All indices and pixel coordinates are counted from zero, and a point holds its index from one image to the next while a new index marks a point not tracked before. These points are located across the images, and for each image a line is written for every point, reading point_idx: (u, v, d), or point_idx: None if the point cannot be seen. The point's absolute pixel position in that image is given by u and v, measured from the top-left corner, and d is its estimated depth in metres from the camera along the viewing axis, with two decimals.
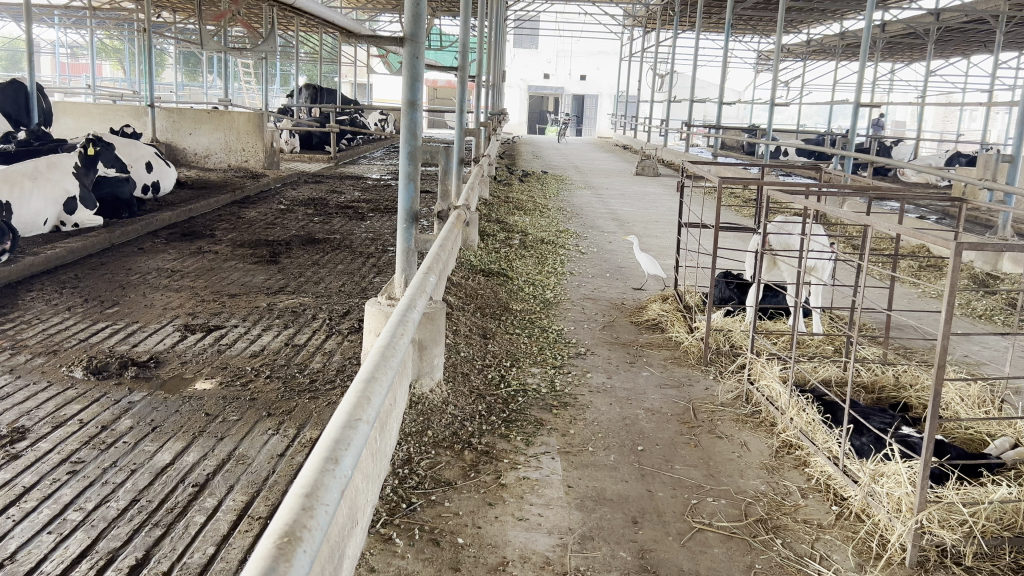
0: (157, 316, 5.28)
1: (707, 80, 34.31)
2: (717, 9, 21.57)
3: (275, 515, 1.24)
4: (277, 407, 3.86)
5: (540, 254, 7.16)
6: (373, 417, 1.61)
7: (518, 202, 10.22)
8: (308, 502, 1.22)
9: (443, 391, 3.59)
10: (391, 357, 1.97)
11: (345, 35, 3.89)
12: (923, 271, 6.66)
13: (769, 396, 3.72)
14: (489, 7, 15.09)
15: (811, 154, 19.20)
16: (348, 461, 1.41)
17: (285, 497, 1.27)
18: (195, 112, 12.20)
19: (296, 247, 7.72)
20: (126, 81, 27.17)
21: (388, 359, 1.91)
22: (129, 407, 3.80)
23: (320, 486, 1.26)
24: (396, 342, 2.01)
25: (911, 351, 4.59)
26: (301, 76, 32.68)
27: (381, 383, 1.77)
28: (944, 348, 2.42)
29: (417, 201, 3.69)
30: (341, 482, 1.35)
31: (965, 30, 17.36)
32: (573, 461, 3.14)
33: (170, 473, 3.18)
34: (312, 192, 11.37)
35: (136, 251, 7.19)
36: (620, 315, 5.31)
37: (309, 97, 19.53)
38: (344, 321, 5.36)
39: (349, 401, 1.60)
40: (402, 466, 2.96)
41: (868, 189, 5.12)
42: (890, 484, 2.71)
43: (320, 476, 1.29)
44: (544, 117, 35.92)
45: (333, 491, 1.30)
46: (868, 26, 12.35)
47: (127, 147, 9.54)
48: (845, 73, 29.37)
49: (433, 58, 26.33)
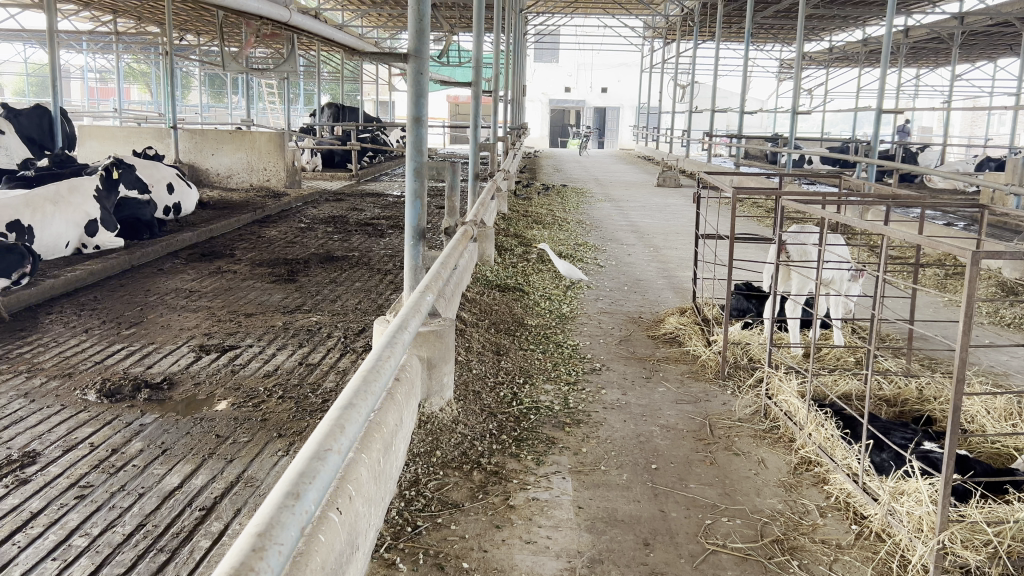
0: (173, 337, 5.29)
1: (729, 90, 34.14)
2: (737, 19, 21.47)
3: (226, 556, 1.19)
4: (288, 428, 3.84)
5: (558, 268, 7.11)
6: (347, 447, 1.57)
7: (537, 216, 10.18)
8: (259, 542, 1.17)
9: (453, 409, 3.54)
10: (376, 381, 1.92)
11: (350, 53, 3.87)
12: (947, 281, 6.52)
13: (787, 411, 3.62)
14: (507, 21, 15.11)
15: (836, 162, 18.97)
16: (311, 496, 1.36)
17: (239, 537, 1.22)
18: (217, 133, 12.31)
19: (314, 265, 7.73)
20: (152, 103, 27.59)
21: (372, 384, 1.86)
22: (140, 430, 3.80)
23: (274, 525, 1.21)
24: (381, 364, 1.96)
25: (936, 362, 4.48)
26: (324, 94, 33.00)
27: (359, 409, 1.72)
28: (963, 361, 2.33)
29: (423, 218, 3.66)
30: (301, 518, 1.30)
31: (990, 33, 17.10)
32: (585, 481, 3.08)
33: (178, 497, 3.16)
34: (333, 209, 11.42)
35: (155, 271, 7.23)
36: (636, 329, 5.24)
37: (332, 116, 19.67)
38: (359, 339, 5.34)
39: (322, 429, 1.56)
40: (409, 487, 2.91)
41: (888, 196, 5.03)
42: (911, 503, 2.61)
43: (277, 513, 1.24)
44: (566, 131, 35.94)
45: (291, 529, 1.25)
46: (890, 32, 12.18)
47: (149, 168, 9.62)
48: (869, 79, 29.07)
49: (454, 74, 26.45)
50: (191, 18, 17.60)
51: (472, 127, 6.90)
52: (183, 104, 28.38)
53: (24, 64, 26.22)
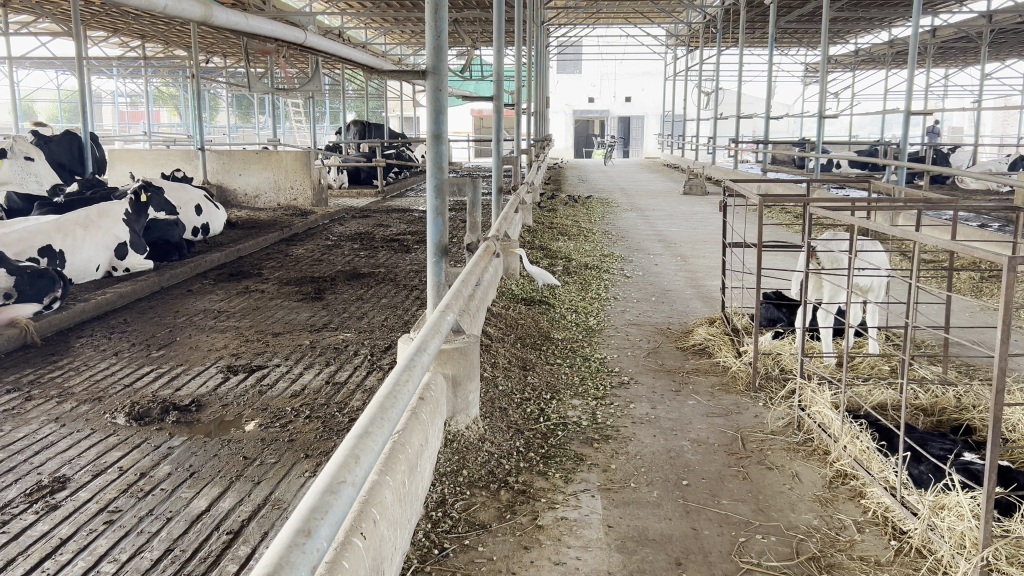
0: (202, 358, 5.30)
1: (754, 96, 33.91)
2: (760, 23, 21.32)
3: None
4: (315, 448, 3.82)
5: (584, 280, 7.07)
6: (362, 479, 1.50)
7: (562, 228, 10.12)
8: None
9: (480, 427, 3.50)
10: (394, 407, 1.87)
11: (368, 70, 3.85)
12: (982, 284, 6.38)
13: (821, 423, 3.54)
14: (529, 34, 15.10)
15: (864, 166, 18.76)
16: (323, 532, 1.30)
17: None
18: (244, 153, 12.42)
19: (341, 283, 7.74)
20: (181, 126, 27.96)
21: (389, 410, 1.80)
22: (169, 453, 3.80)
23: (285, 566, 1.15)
24: (399, 389, 1.91)
25: (974, 369, 4.36)
26: (350, 112, 33.29)
27: (376, 438, 1.67)
28: (1003, 370, 2.25)
29: (446, 235, 3.63)
30: (313, 556, 1.24)
31: (1021, 31, 16.79)
32: (615, 499, 3.02)
33: (205, 521, 3.15)
34: (359, 226, 11.46)
35: (185, 292, 7.28)
36: (665, 340, 5.17)
37: (358, 133, 19.81)
38: (385, 356, 5.32)
39: (336, 461, 1.50)
40: (436, 508, 2.87)
41: (920, 200, 4.92)
42: (952, 518, 2.52)
43: (287, 553, 1.19)
44: (591, 141, 35.93)
45: (301, 570, 1.19)
46: (918, 32, 11.98)
47: (177, 190, 9.69)
48: (897, 81, 28.73)
49: (477, 87, 26.51)
50: (217, 40, 17.83)
51: (494, 141, 6.85)
52: (212, 126, 28.74)
53: (56, 91, 26.68)
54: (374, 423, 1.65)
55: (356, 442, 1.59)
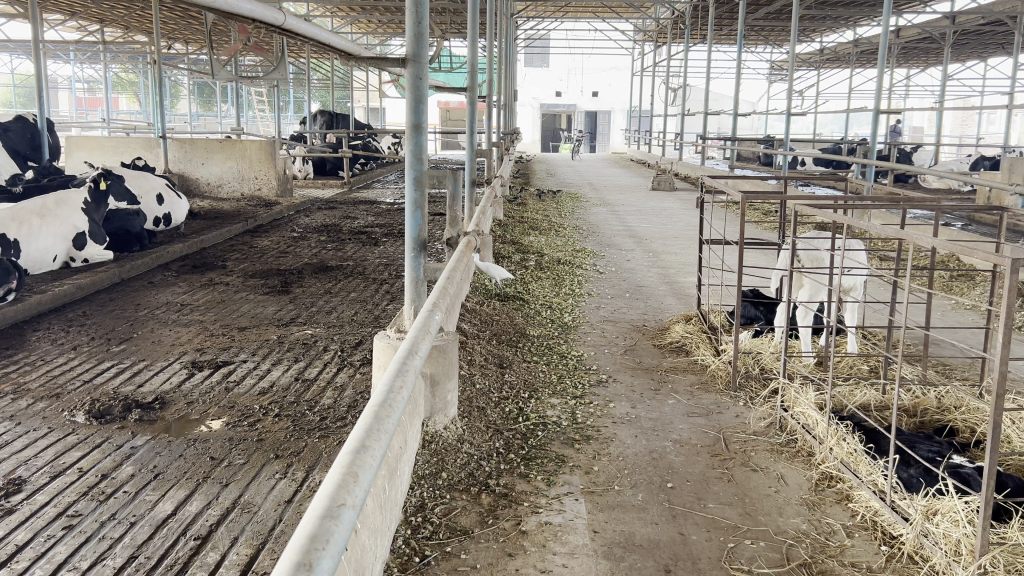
0: (164, 354, 5.12)
1: (720, 93, 34.14)
2: (728, 20, 21.43)
3: None
4: (285, 448, 3.69)
5: (557, 276, 6.99)
6: (361, 500, 1.36)
7: (533, 222, 10.04)
8: None
9: (458, 428, 3.40)
10: (387, 416, 1.75)
11: (345, 58, 3.73)
12: (954, 283, 6.40)
13: (805, 424, 3.50)
14: (499, 26, 14.97)
15: (829, 164, 18.92)
16: (325, 564, 1.15)
17: None
18: (207, 142, 12.13)
19: (308, 276, 7.57)
20: (141, 113, 27.35)
21: (384, 420, 1.67)
22: (131, 453, 3.64)
23: None
24: (393, 397, 1.78)
25: (951, 369, 4.35)
26: (315, 102, 32.90)
27: (373, 452, 1.53)
28: (1003, 376, 2.20)
29: (424, 229, 3.51)
30: None
31: (982, 33, 17.07)
32: (599, 503, 2.94)
33: (171, 525, 3.01)
34: (326, 218, 11.26)
35: (146, 284, 7.06)
36: (642, 338, 5.10)
37: (324, 123, 19.56)
38: (357, 352, 5.19)
39: (332, 481, 1.35)
40: (415, 513, 2.76)
41: (902, 200, 4.90)
42: (947, 523, 2.48)
43: None
44: (558, 135, 35.93)
45: None
46: (886, 31, 12.10)
47: (138, 179, 9.44)
48: (860, 80, 29.11)
49: (445, 79, 26.32)
50: (180, 26, 17.46)
51: (467, 134, 6.70)
52: (173, 114, 28.22)
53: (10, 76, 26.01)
54: (370, 436, 1.52)
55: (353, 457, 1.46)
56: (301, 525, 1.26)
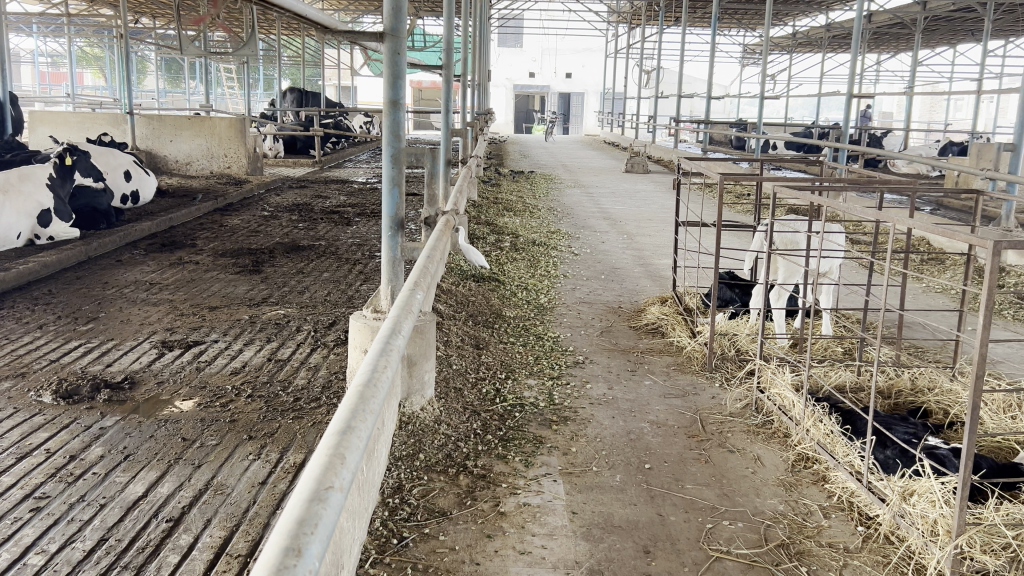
0: (133, 333, 5.02)
1: (693, 76, 34.23)
2: (702, 3, 21.41)
3: None
4: (259, 430, 3.63)
5: (532, 257, 6.95)
6: (348, 483, 1.32)
7: (507, 203, 9.99)
8: None
9: (435, 409, 3.37)
10: (371, 398, 1.71)
11: (321, 31, 3.64)
12: (926, 266, 6.44)
13: (781, 405, 3.52)
14: (473, 5, 14.84)
15: (801, 147, 19.03)
16: (313, 550, 1.12)
17: None
18: (176, 118, 11.91)
19: (280, 255, 7.47)
20: (107, 90, 26.79)
21: (368, 401, 1.63)
22: (100, 434, 3.56)
23: None
24: (377, 377, 1.74)
25: (924, 351, 4.39)
26: (285, 80, 32.43)
27: (360, 433, 1.49)
28: (983, 358, 2.21)
29: (402, 208, 3.46)
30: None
31: (951, 19, 17.22)
32: (577, 483, 2.93)
33: (142, 507, 2.95)
34: (298, 197, 11.12)
35: (113, 263, 6.92)
36: (618, 320, 5.09)
37: (295, 101, 19.29)
38: (330, 332, 5.13)
39: (318, 463, 1.32)
40: (392, 495, 2.73)
41: (879, 183, 4.92)
42: (923, 504, 2.50)
43: None
44: (531, 116, 35.85)
45: None
46: (859, 15, 12.15)
47: (104, 156, 9.26)
48: (832, 65, 29.34)
49: (417, 58, 26.08)
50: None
51: (442, 114, 6.59)
52: (139, 90, 27.68)
53: None
54: (355, 417, 1.48)
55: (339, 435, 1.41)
56: (287, 508, 1.21)
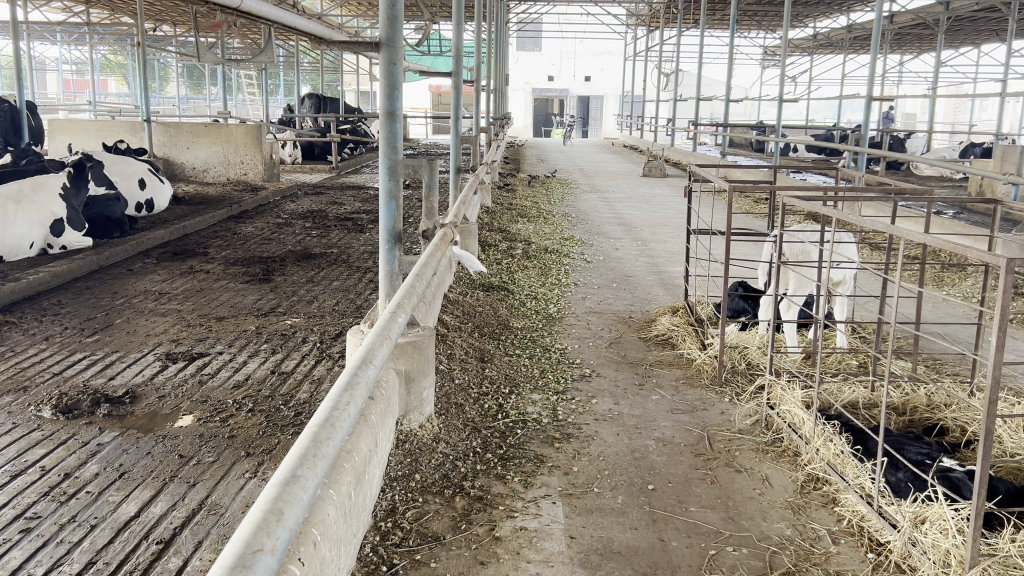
0: (138, 345, 4.98)
1: (713, 78, 34.08)
2: (721, 6, 21.26)
3: None
4: (257, 446, 3.57)
5: (543, 265, 6.86)
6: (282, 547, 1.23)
7: (522, 209, 9.91)
8: None
9: (435, 426, 3.29)
10: (330, 439, 1.62)
11: (316, 41, 3.59)
12: (946, 275, 6.30)
13: (790, 422, 3.41)
14: (488, 10, 14.78)
15: (822, 150, 18.80)
16: None
17: None
18: (192, 126, 11.93)
19: (291, 264, 7.43)
20: (130, 96, 27.03)
21: (324, 445, 1.54)
22: (97, 450, 3.52)
23: None
24: (337, 417, 1.65)
25: (942, 364, 4.26)
26: (304, 85, 32.55)
27: (306, 486, 1.40)
28: (996, 381, 2.08)
29: (399, 221, 3.39)
30: None
31: (976, 19, 16.95)
32: (577, 506, 2.83)
33: (133, 529, 2.89)
34: (312, 204, 11.10)
35: (125, 272, 6.91)
36: (627, 330, 4.99)
37: (312, 106, 19.30)
38: (335, 344, 5.07)
39: (250, 525, 1.23)
40: (386, 518, 2.65)
41: (895, 190, 4.80)
42: (935, 533, 2.39)
43: None
44: (549, 120, 35.79)
45: None
46: (879, 17, 11.96)
47: (119, 164, 9.27)
48: (853, 67, 29.07)
49: (436, 64, 26.07)
50: (166, 8, 17.18)
51: (452, 120, 6.50)
52: (160, 96, 27.81)
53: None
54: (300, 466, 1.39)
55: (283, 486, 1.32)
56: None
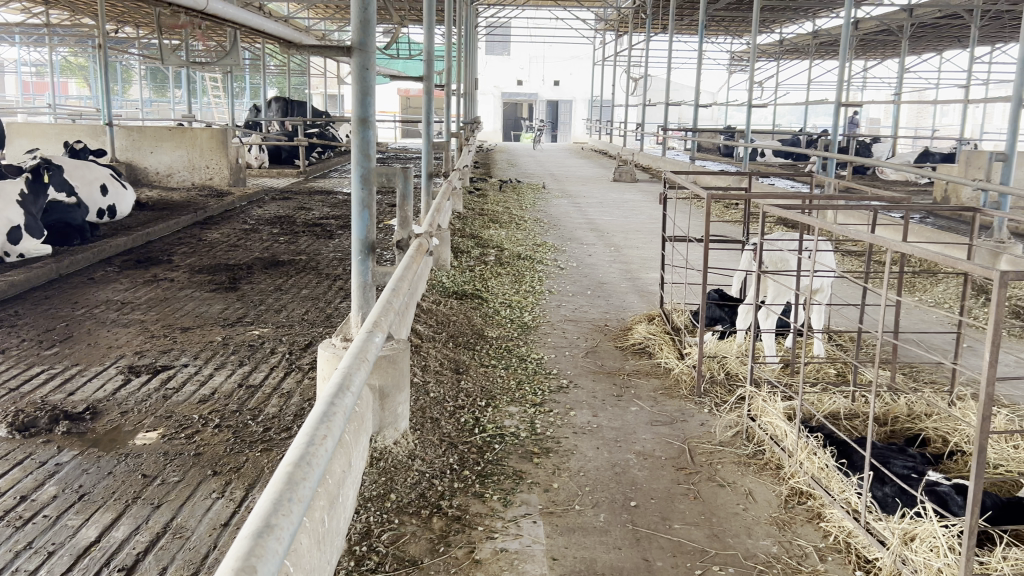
0: (100, 358, 4.81)
1: (681, 83, 34.28)
2: (689, 11, 21.38)
3: None
4: (224, 464, 3.44)
5: (517, 272, 6.78)
6: None
7: (494, 215, 9.81)
8: None
9: (410, 442, 3.19)
10: (310, 470, 1.50)
11: (285, 45, 3.47)
12: (918, 280, 6.31)
13: (772, 434, 3.36)
14: (457, 13, 14.65)
15: (789, 156, 18.93)
16: None
17: None
18: (156, 129, 11.69)
19: (258, 271, 7.28)
20: (91, 98, 26.57)
21: (303, 478, 1.42)
22: (56, 471, 3.37)
23: None
24: (317, 447, 1.54)
25: (920, 372, 4.24)
26: (271, 88, 32.17)
27: (286, 524, 1.28)
28: (989, 397, 2.02)
29: (373, 231, 3.29)
30: None
31: (939, 26, 17.18)
32: (559, 525, 2.75)
33: (93, 555, 2.75)
34: (280, 209, 10.93)
35: (86, 281, 6.71)
36: (603, 339, 4.93)
37: (279, 110, 19.06)
38: (305, 355, 4.95)
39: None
40: (360, 542, 2.55)
41: (873, 198, 4.79)
42: (926, 551, 2.35)
43: None
44: (519, 124, 35.78)
45: None
46: (847, 23, 12.02)
47: (81, 169, 9.02)
48: (819, 72, 29.38)
49: (404, 67, 25.90)
50: (128, 9, 16.86)
51: (424, 125, 6.38)
52: (122, 98, 27.31)
53: None
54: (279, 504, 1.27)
55: (261, 533, 1.19)
56: None
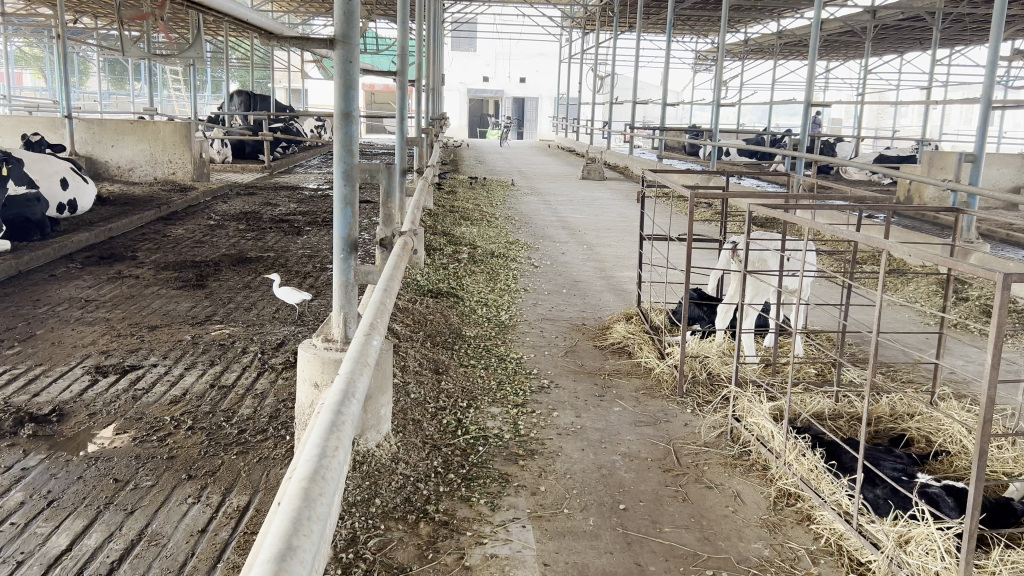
0: (65, 358, 4.65)
1: (647, 82, 34.48)
2: (656, 10, 21.47)
3: None
4: (199, 467, 3.34)
5: (491, 270, 6.72)
6: None
7: (464, 212, 9.75)
8: None
9: (392, 445, 3.12)
10: (327, 475, 1.43)
11: (265, 37, 3.36)
12: (890, 280, 6.38)
13: (758, 435, 3.35)
14: (425, 9, 14.50)
15: (755, 154, 19.10)
16: None
17: None
18: (117, 122, 11.42)
19: (226, 268, 7.13)
20: (47, 90, 26.03)
21: (322, 488, 1.34)
22: (22, 475, 3.25)
23: None
24: (332, 454, 1.46)
25: (897, 372, 4.28)
26: (233, 81, 31.75)
27: (310, 538, 1.20)
28: (991, 400, 2.01)
29: (355, 228, 3.20)
30: None
31: (901, 28, 17.41)
32: (548, 529, 2.70)
33: (64, 565, 2.64)
34: (246, 205, 10.74)
35: (47, 278, 6.52)
36: (582, 338, 4.89)
37: (242, 104, 18.79)
38: (279, 354, 4.84)
39: None
40: (346, 549, 2.47)
41: (853, 198, 4.78)
42: (922, 554, 2.34)
43: None
44: (484, 121, 35.72)
45: None
46: (816, 23, 12.08)
47: (40, 163, 8.77)
48: (782, 72, 29.71)
49: (370, 62, 25.68)
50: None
51: (397, 121, 6.26)
52: (80, 90, 26.79)
53: None
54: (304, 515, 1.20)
55: (283, 555, 1.11)
56: None
